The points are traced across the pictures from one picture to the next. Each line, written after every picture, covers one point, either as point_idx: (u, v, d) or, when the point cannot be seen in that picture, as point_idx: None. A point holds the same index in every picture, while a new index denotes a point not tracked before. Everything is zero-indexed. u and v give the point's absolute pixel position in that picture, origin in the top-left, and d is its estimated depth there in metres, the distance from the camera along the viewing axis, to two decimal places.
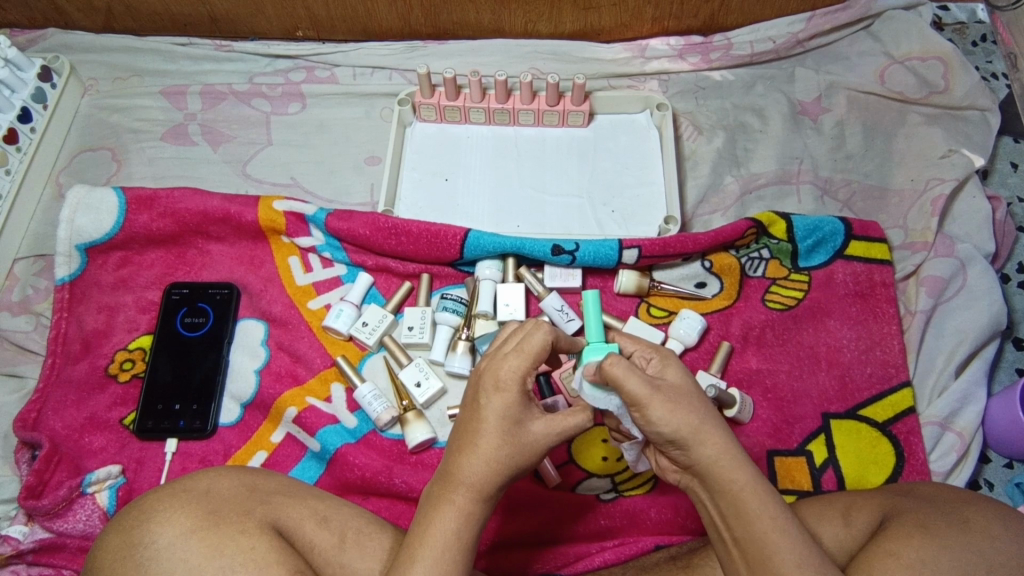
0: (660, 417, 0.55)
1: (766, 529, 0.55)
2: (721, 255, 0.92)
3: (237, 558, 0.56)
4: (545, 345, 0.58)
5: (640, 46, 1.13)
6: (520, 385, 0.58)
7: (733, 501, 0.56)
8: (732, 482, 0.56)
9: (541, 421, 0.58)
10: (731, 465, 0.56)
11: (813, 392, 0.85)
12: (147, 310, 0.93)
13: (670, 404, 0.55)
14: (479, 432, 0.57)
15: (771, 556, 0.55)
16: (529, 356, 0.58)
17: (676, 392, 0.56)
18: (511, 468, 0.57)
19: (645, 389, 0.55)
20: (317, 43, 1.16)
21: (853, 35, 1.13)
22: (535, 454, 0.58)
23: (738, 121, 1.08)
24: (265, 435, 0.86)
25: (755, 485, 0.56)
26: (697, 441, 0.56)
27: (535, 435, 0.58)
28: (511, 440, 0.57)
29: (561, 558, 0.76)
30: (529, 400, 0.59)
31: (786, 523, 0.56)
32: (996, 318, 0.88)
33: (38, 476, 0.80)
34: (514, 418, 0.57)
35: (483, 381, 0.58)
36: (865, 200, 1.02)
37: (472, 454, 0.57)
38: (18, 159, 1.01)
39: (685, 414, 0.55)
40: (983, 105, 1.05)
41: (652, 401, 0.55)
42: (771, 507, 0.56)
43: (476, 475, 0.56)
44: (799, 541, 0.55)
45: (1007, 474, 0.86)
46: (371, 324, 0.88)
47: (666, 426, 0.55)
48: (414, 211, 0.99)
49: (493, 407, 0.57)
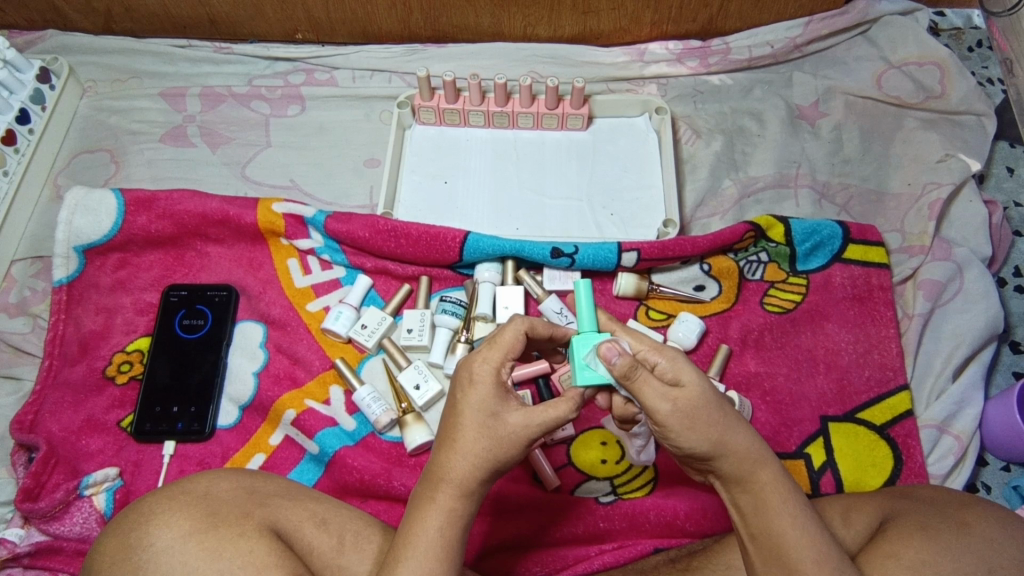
0: (679, 434, 0.56)
1: (786, 526, 0.56)
2: (720, 258, 0.92)
3: (235, 561, 0.56)
4: (517, 337, 0.59)
5: (639, 50, 1.13)
6: (494, 378, 0.58)
7: (755, 497, 0.57)
8: (754, 481, 0.57)
9: (519, 413, 0.57)
10: (755, 466, 0.57)
11: (811, 395, 0.85)
12: (145, 312, 0.92)
13: (688, 424, 0.55)
14: (457, 427, 0.57)
15: (788, 552, 0.55)
16: (500, 349, 0.58)
17: (697, 406, 0.55)
18: (491, 462, 0.57)
19: (663, 405, 0.55)
20: (317, 45, 1.16)
21: (851, 40, 1.13)
22: (515, 446, 0.57)
23: (736, 125, 1.09)
24: (263, 437, 0.85)
25: (778, 483, 0.57)
26: (718, 452, 0.56)
27: (513, 426, 0.56)
28: (487, 433, 0.56)
29: (561, 560, 0.75)
30: (506, 392, 0.58)
31: (806, 521, 0.56)
32: (993, 321, 0.89)
33: (35, 479, 0.80)
34: (490, 410, 0.57)
35: (460, 377, 0.59)
36: (862, 204, 1.02)
37: (451, 450, 0.57)
38: (16, 161, 1.01)
39: (706, 430, 0.55)
40: (979, 110, 1.05)
41: (670, 418, 0.55)
42: (792, 505, 0.56)
43: (456, 471, 0.56)
44: (817, 537, 0.56)
45: (1004, 477, 0.86)
46: (370, 326, 0.88)
47: (686, 441, 0.56)
48: (413, 214, 0.99)
49: (468, 402, 0.57)
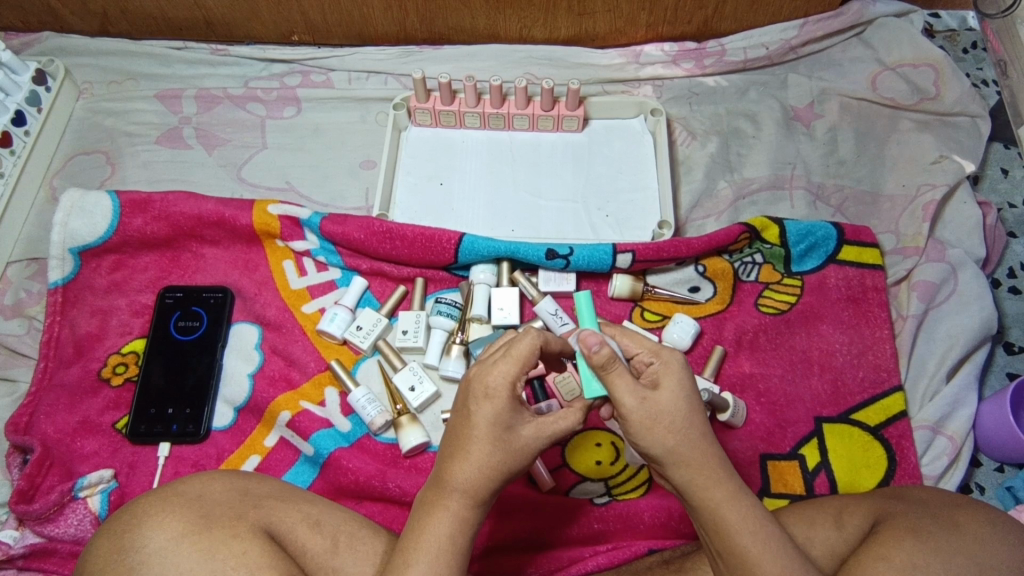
0: (638, 431, 0.57)
1: (745, 543, 0.55)
2: (714, 259, 0.92)
3: (229, 562, 0.56)
4: (533, 349, 0.58)
5: (634, 52, 1.13)
6: (510, 390, 0.57)
7: (711, 517, 0.57)
8: (709, 500, 0.57)
9: (532, 425, 0.58)
10: (710, 483, 0.57)
11: (806, 396, 0.85)
12: (141, 313, 0.92)
13: (648, 425, 0.56)
14: (471, 439, 0.57)
15: (752, 569, 0.55)
16: (517, 361, 0.58)
17: (662, 412, 0.56)
18: (504, 473, 0.57)
19: (630, 399, 0.56)
20: (313, 47, 1.16)
21: (846, 42, 1.14)
22: (527, 457, 0.58)
23: (731, 126, 1.09)
24: (258, 438, 0.85)
25: (733, 500, 0.56)
26: (673, 461, 0.57)
27: (526, 439, 0.58)
28: (503, 446, 0.57)
29: (556, 562, 0.75)
30: (519, 404, 0.59)
31: (766, 535, 0.56)
32: (988, 322, 0.89)
33: (30, 481, 0.80)
34: (504, 423, 0.57)
35: (473, 388, 0.58)
36: (857, 205, 1.02)
37: (465, 461, 0.57)
38: (12, 162, 1.01)
39: (663, 437, 0.56)
40: (974, 111, 1.06)
41: (632, 414, 0.56)
42: (752, 521, 0.56)
43: (470, 482, 0.56)
44: (779, 552, 0.55)
45: (998, 478, 0.86)
46: (365, 328, 0.88)
47: (643, 440, 0.57)
48: (409, 216, 0.99)
49: (483, 415, 0.57)
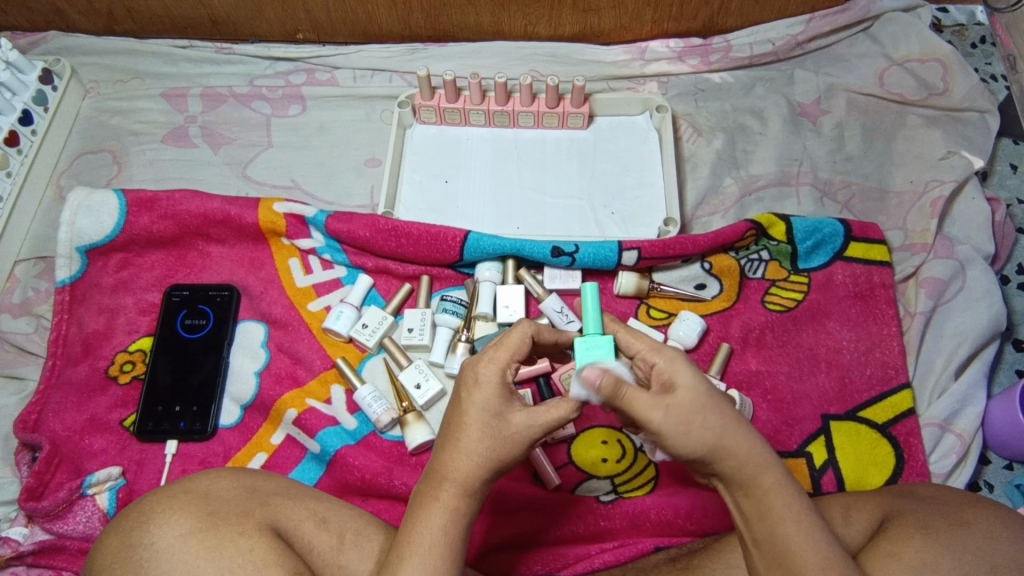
0: (676, 441, 0.55)
1: (790, 531, 0.55)
2: (720, 256, 0.92)
3: (235, 560, 0.56)
4: (524, 339, 0.60)
5: (639, 48, 1.13)
6: (500, 379, 0.59)
7: (757, 501, 0.56)
8: (757, 485, 0.56)
9: (522, 413, 0.58)
10: (757, 470, 0.56)
11: (813, 394, 0.85)
12: (148, 311, 0.93)
13: (684, 428, 0.55)
14: (460, 426, 0.57)
15: (794, 557, 0.55)
16: (507, 349, 0.60)
17: (691, 411, 0.55)
18: (494, 462, 0.57)
19: (655, 412, 0.55)
20: (318, 45, 1.16)
21: (853, 37, 1.13)
22: (518, 446, 0.57)
23: (737, 123, 1.08)
24: (265, 436, 0.86)
25: (782, 487, 0.56)
26: (717, 454, 0.56)
27: (516, 426, 0.57)
28: (492, 433, 0.57)
29: (561, 560, 0.75)
30: (510, 393, 0.59)
31: (810, 525, 0.56)
32: (996, 319, 0.88)
33: (38, 478, 0.81)
34: (493, 410, 0.58)
35: (465, 377, 0.60)
36: (864, 201, 1.02)
37: (455, 449, 0.57)
38: (19, 161, 1.01)
39: (701, 434, 0.55)
40: (982, 106, 1.05)
41: (664, 425, 0.55)
42: (798, 509, 0.56)
43: (459, 470, 0.57)
44: (822, 542, 0.55)
45: (1007, 475, 0.86)
46: (371, 326, 0.88)
47: (684, 448, 0.55)
48: (414, 213, 0.99)
49: (473, 401, 0.58)
